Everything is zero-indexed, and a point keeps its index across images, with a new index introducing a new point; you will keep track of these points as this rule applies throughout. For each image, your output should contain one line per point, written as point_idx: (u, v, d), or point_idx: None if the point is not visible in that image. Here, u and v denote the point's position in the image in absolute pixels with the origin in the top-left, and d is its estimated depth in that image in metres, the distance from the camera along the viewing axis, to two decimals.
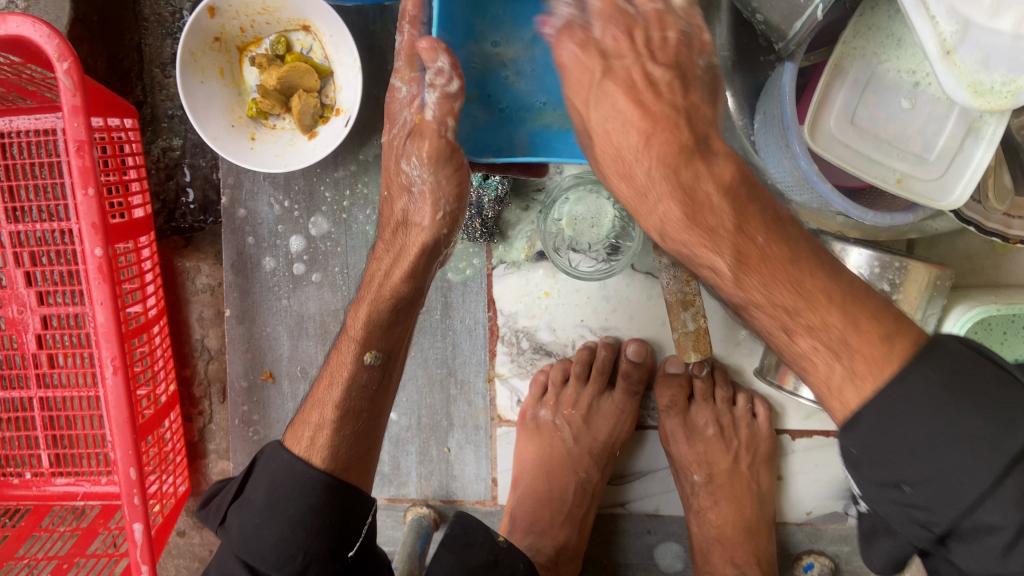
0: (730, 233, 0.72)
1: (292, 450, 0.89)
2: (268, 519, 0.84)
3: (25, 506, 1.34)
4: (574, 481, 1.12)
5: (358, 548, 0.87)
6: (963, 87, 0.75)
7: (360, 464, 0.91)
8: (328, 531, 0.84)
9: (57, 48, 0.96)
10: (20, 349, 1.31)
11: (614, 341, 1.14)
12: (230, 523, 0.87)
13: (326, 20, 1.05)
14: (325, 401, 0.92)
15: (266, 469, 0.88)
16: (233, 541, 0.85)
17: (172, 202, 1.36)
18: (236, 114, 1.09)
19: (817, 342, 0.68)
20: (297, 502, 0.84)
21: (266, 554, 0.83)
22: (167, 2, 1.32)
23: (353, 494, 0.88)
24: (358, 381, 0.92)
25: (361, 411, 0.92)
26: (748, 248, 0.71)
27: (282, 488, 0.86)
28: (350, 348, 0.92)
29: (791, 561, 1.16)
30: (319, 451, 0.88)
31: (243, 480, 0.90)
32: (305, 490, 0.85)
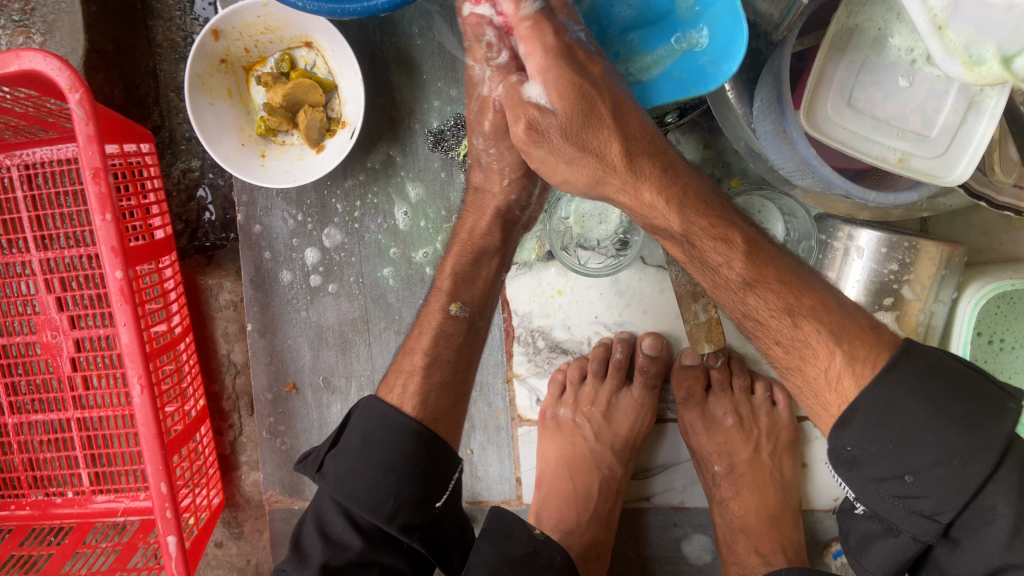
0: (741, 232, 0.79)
1: (384, 400, 0.93)
2: (363, 462, 0.87)
3: (69, 524, 1.38)
4: (597, 478, 1.12)
5: (445, 500, 0.91)
6: (958, 63, 0.75)
7: (448, 417, 0.96)
8: (415, 478, 0.88)
9: (68, 79, 0.99)
10: (55, 372, 1.35)
11: (628, 336, 1.13)
12: (326, 469, 0.89)
13: (328, 35, 1.07)
14: (414, 350, 0.98)
15: (360, 421, 0.92)
16: (330, 484, 0.88)
17: (194, 222, 1.39)
18: (245, 133, 1.12)
19: (820, 326, 0.78)
20: (389, 448, 0.88)
21: (360, 496, 0.86)
22: (178, 28, 1.37)
23: (441, 448, 0.91)
24: (443, 331, 0.98)
25: (448, 360, 0.98)
26: (755, 245, 0.79)
27: (376, 435, 0.89)
28: (439, 301, 0.99)
29: (821, 550, 1.15)
30: (409, 398, 0.94)
31: (338, 431, 0.93)
32: (399, 440, 0.89)
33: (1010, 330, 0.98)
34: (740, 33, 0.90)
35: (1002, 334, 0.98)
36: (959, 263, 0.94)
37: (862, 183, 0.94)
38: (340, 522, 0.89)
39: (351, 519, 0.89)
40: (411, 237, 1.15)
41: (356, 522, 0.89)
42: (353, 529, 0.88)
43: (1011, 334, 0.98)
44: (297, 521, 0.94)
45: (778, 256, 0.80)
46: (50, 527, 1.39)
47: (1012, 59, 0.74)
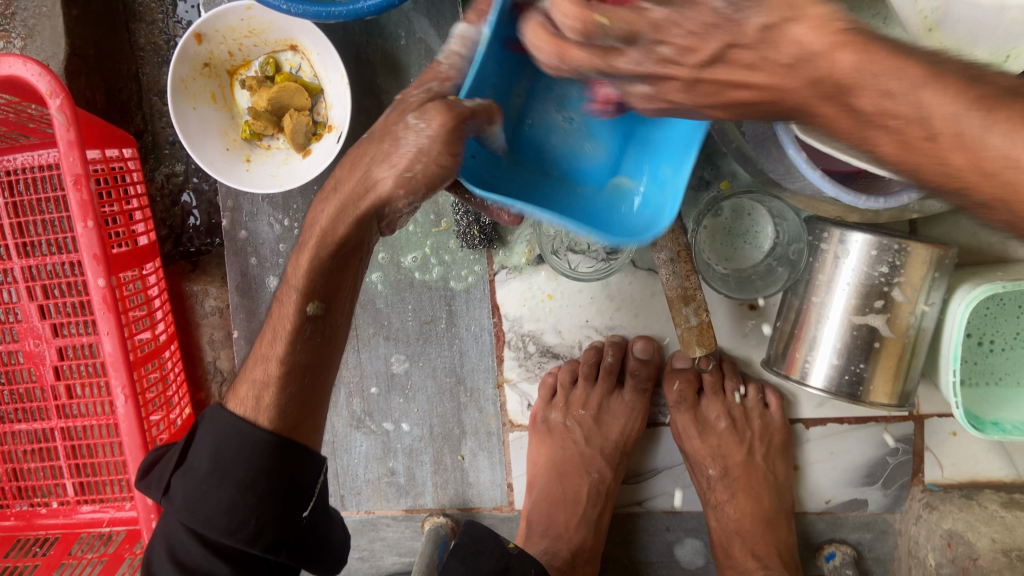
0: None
1: (232, 410, 0.78)
2: (215, 486, 0.74)
3: (54, 534, 1.36)
4: (587, 483, 1.11)
5: (313, 507, 0.78)
6: (947, 63, 0.76)
7: (310, 419, 0.79)
8: (275, 493, 0.74)
9: (49, 84, 0.97)
10: (39, 381, 1.34)
11: (620, 339, 1.13)
12: (174, 491, 0.76)
13: (312, 38, 1.05)
14: (268, 355, 0.78)
15: (207, 434, 0.77)
16: (179, 510, 0.75)
17: (179, 227, 1.38)
18: (230, 137, 1.11)
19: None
20: (244, 466, 0.74)
21: (216, 521, 0.73)
22: (161, 31, 1.35)
23: (301, 453, 0.77)
24: (300, 333, 0.76)
25: (307, 363, 0.78)
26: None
27: (227, 452, 0.75)
28: (289, 299, 0.75)
29: (813, 552, 1.15)
30: (264, 410, 0.76)
31: (185, 446, 0.79)
32: (251, 454, 0.75)
33: (1000, 331, 0.98)
34: None
35: (992, 336, 0.98)
36: (951, 264, 0.93)
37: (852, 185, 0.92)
38: (196, 550, 0.74)
39: (208, 546, 0.74)
40: (399, 241, 1.12)
41: (216, 547, 0.74)
42: (213, 557, 0.73)
43: (1001, 335, 0.99)
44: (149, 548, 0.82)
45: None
46: (35, 537, 1.37)
47: (1002, 60, 0.75)
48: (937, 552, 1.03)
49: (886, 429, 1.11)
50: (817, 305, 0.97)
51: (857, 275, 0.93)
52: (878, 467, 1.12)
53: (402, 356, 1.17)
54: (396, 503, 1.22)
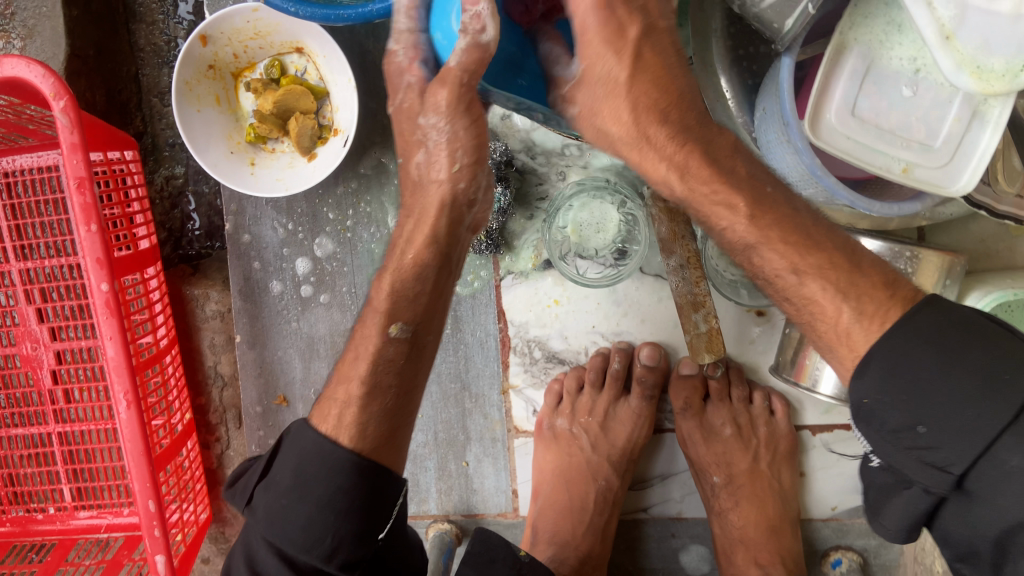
0: (743, 179, 0.71)
1: (318, 428, 0.79)
2: (296, 500, 0.74)
3: (51, 541, 1.34)
4: (593, 490, 1.11)
5: (388, 529, 0.77)
6: (966, 74, 0.74)
7: (388, 443, 0.80)
8: (355, 509, 0.74)
9: (52, 86, 0.96)
10: (36, 386, 1.32)
11: (627, 346, 1.12)
12: (255, 504, 0.77)
13: (320, 40, 1.05)
14: (351, 376, 0.81)
15: (291, 452, 0.78)
16: (260, 522, 0.76)
17: (178, 230, 1.36)
18: (234, 140, 1.09)
19: (825, 284, 0.68)
20: (325, 483, 0.74)
21: (294, 534, 0.73)
22: (161, 32, 1.33)
23: (385, 476, 0.77)
24: (384, 355, 0.80)
25: (389, 385, 0.81)
26: (759, 195, 0.71)
27: (309, 469, 0.75)
28: (374, 322, 0.80)
29: (819, 558, 1.15)
30: (345, 428, 0.78)
31: (269, 460, 0.80)
32: (330, 471, 0.75)
33: None
34: (737, 41, 0.91)
35: None
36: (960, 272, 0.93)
37: (862, 193, 0.93)
38: (274, 564, 0.74)
39: (286, 560, 0.74)
40: None
41: (293, 563, 0.73)
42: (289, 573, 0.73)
43: None
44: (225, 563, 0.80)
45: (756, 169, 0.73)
46: (31, 544, 1.35)
47: (1018, 72, 0.74)
48: (944, 560, 1.03)
49: None
50: None
51: None
52: None
53: None
54: None
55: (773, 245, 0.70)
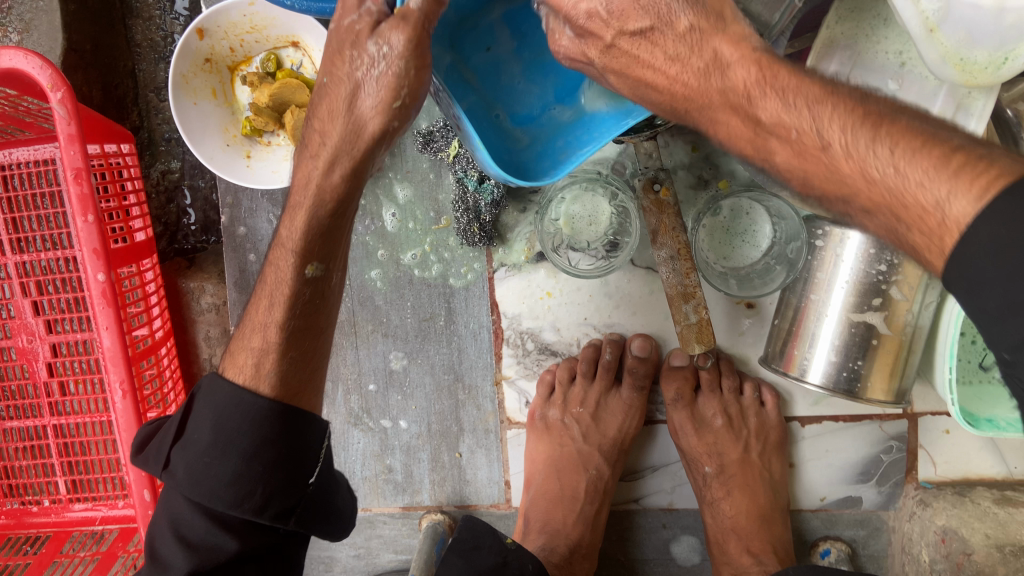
0: (790, 130, 0.60)
1: (229, 379, 0.76)
2: (219, 456, 0.72)
3: (45, 533, 1.35)
4: (585, 480, 1.12)
5: (319, 473, 0.76)
6: (949, 66, 0.76)
7: (307, 386, 0.79)
8: (283, 459, 0.73)
9: (50, 78, 0.97)
10: (32, 379, 1.33)
11: (618, 337, 1.13)
12: (174, 466, 0.74)
13: (317, 35, 1.06)
14: (266, 323, 0.77)
15: (205, 407, 0.75)
16: (182, 483, 0.72)
17: (174, 224, 1.38)
18: (230, 133, 1.10)
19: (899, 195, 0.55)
20: (248, 435, 0.72)
21: (221, 492, 0.71)
22: (158, 28, 1.35)
23: (304, 420, 0.76)
24: (299, 298, 0.76)
25: (303, 330, 0.77)
26: (807, 133, 0.59)
27: (229, 422, 0.73)
28: (286, 261, 0.75)
29: (808, 549, 1.16)
30: (264, 377, 0.76)
31: (183, 417, 0.76)
32: (253, 422, 0.73)
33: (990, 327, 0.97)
34: None
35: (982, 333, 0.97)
36: None
37: None
38: (201, 525, 0.72)
39: (213, 518, 0.72)
40: (399, 239, 1.13)
41: (221, 520, 0.72)
42: (219, 530, 0.71)
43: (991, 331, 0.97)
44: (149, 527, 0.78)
45: (803, 85, 0.60)
46: (26, 536, 1.36)
47: (1001, 63, 0.76)
48: (931, 548, 1.05)
49: (881, 427, 1.12)
50: (815, 303, 0.98)
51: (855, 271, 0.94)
52: (873, 464, 1.13)
53: (400, 354, 1.17)
54: (393, 501, 1.22)
55: (857, 179, 0.57)
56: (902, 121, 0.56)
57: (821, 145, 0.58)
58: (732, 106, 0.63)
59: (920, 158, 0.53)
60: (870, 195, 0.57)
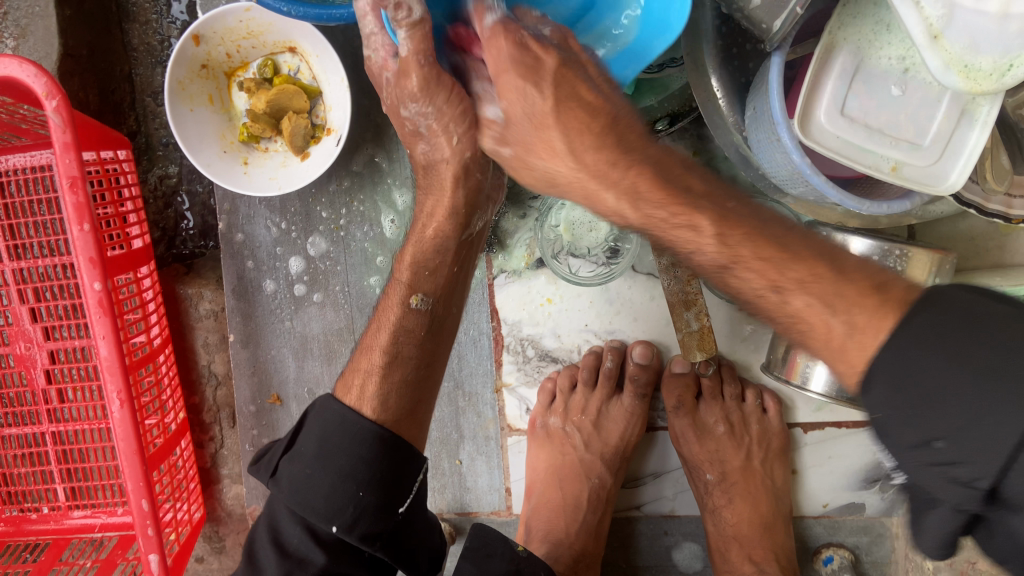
0: (704, 200, 0.67)
1: (342, 401, 0.86)
2: (319, 469, 0.81)
3: (45, 540, 1.35)
4: (587, 487, 1.11)
5: (409, 504, 0.84)
6: (954, 73, 0.75)
7: (411, 416, 0.88)
8: (376, 484, 0.81)
9: (45, 86, 0.96)
10: (29, 385, 1.32)
11: (619, 344, 1.13)
12: (280, 475, 0.83)
13: (313, 40, 1.05)
14: (374, 347, 0.89)
15: (316, 421, 0.85)
16: (284, 492, 0.82)
17: (172, 229, 1.36)
18: (227, 140, 1.09)
19: (811, 297, 0.62)
20: (349, 454, 0.81)
21: (318, 505, 0.80)
22: (155, 32, 1.34)
23: (405, 450, 0.84)
24: (405, 326, 0.89)
25: (409, 359, 0.89)
26: (724, 210, 0.67)
27: (334, 439, 0.83)
28: (398, 293, 0.90)
29: (810, 555, 1.15)
30: (368, 400, 0.86)
31: (292, 435, 0.85)
32: (355, 441, 0.82)
33: None
34: (728, 41, 0.90)
35: None
36: (950, 270, 0.95)
37: (852, 191, 0.93)
38: (298, 534, 0.81)
39: (310, 530, 0.81)
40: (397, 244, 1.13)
41: (313, 532, 0.81)
42: (312, 540, 0.81)
43: None
44: (252, 528, 0.87)
45: (734, 190, 0.69)
46: (25, 544, 1.35)
47: (1005, 70, 0.75)
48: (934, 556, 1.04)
49: None
50: None
51: None
52: (875, 471, 1.13)
53: None
54: None
55: (790, 273, 0.63)
56: (819, 241, 0.67)
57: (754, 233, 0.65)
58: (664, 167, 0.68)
59: (851, 270, 0.63)
60: (799, 282, 0.63)
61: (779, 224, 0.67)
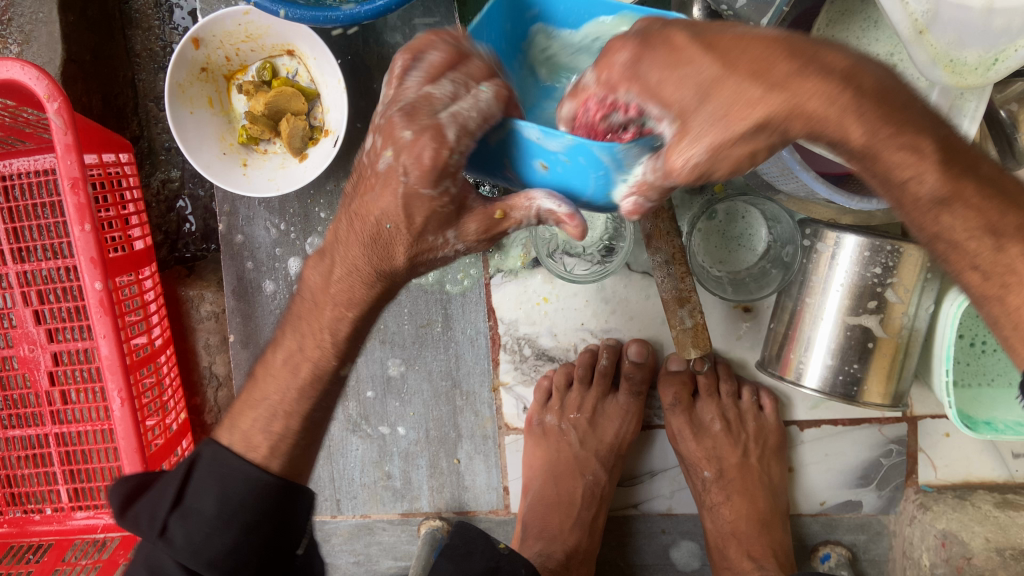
0: (901, 111, 0.52)
1: (230, 446, 0.71)
2: (221, 528, 0.65)
3: (48, 541, 1.35)
4: (582, 485, 1.12)
5: (307, 544, 0.72)
6: (939, 68, 0.76)
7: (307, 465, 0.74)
8: (274, 536, 0.67)
9: (47, 88, 0.98)
10: (33, 388, 1.33)
11: (615, 342, 1.13)
12: (169, 534, 0.66)
13: (310, 44, 1.06)
14: None
15: (207, 474, 0.68)
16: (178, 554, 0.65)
17: (175, 233, 1.38)
18: (227, 142, 1.11)
19: (979, 226, 0.56)
20: (252, 506, 0.67)
21: (216, 568, 0.65)
22: (157, 38, 1.36)
23: (303, 495, 0.71)
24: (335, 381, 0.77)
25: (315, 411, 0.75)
26: (895, 134, 0.52)
27: (234, 492, 0.67)
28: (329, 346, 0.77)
29: (808, 553, 1.15)
30: (273, 447, 0.72)
31: (178, 483, 0.68)
32: (257, 491, 0.68)
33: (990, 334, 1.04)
34: None
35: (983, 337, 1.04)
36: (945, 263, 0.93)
37: (844, 187, 0.94)
38: None
39: None
40: None
41: None
42: None
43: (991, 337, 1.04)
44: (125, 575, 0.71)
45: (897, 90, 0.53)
46: (28, 545, 1.36)
47: (992, 64, 0.75)
48: (931, 552, 1.03)
49: (879, 430, 1.12)
50: (811, 306, 0.99)
51: (851, 275, 0.94)
52: (873, 468, 1.13)
53: (398, 360, 1.17)
54: (392, 508, 1.22)
55: (969, 180, 0.55)
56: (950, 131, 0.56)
57: (935, 148, 0.53)
58: (846, 77, 0.50)
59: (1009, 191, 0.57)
60: (980, 195, 0.55)
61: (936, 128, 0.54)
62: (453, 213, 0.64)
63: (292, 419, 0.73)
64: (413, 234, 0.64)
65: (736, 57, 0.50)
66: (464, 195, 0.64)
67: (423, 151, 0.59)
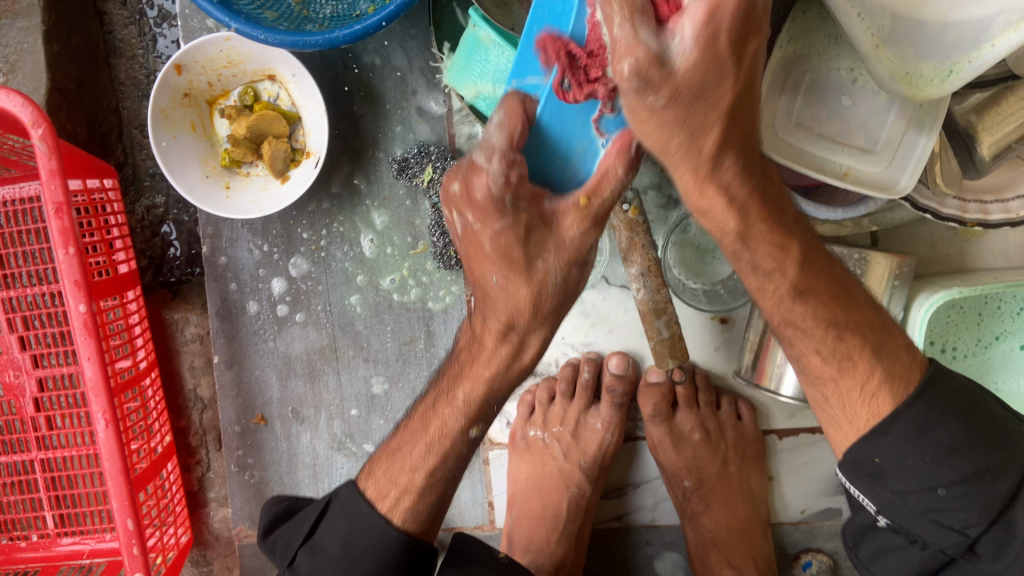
0: (804, 237, 0.76)
1: (362, 493, 0.87)
2: (343, 571, 0.83)
3: (34, 568, 1.35)
4: (567, 497, 1.12)
5: None
6: (897, 80, 0.79)
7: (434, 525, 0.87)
8: None
9: (31, 115, 1.00)
10: (19, 414, 1.33)
11: (596, 355, 1.15)
12: (299, 565, 0.86)
13: (290, 68, 1.09)
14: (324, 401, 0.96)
15: (337, 520, 0.86)
16: None
17: (159, 257, 1.39)
18: (210, 165, 1.13)
19: (839, 352, 0.78)
20: (370, 558, 0.83)
21: None
22: (141, 66, 1.38)
23: (426, 554, 0.86)
24: (456, 450, 0.85)
25: (450, 479, 0.87)
26: (811, 253, 0.76)
27: (358, 541, 0.84)
28: (454, 418, 0.84)
29: (790, 562, 1.16)
30: (400, 511, 0.84)
31: (315, 522, 0.88)
32: (380, 545, 0.83)
33: (963, 339, 1.06)
34: None
35: (955, 342, 1.06)
36: (910, 273, 0.98)
37: (812, 198, 0.97)
38: None
39: None
40: (377, 263, 1.15)
41: None
42: None
43: (964, 342, 1.06)
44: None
45: (836, 274, 0.79)
46: (15, 571, 1.36)
47: (947, 76, 0.78)
48: None
49: None
50: None
51: None
52: None
53: (382, 377, 1.18)
54: None
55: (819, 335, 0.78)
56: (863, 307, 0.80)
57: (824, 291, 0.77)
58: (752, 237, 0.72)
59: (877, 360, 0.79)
60: (848, 323, 0.78)
61: (834, 267, 0.79)
62: (544, 227, 0.70)
63: (419, 474, 0.84)
64: (524, 266, 0.71)
65: (711, 67, 0.58)
66: (540, 207, 0.69)
67: (475, 188, 0.68)
